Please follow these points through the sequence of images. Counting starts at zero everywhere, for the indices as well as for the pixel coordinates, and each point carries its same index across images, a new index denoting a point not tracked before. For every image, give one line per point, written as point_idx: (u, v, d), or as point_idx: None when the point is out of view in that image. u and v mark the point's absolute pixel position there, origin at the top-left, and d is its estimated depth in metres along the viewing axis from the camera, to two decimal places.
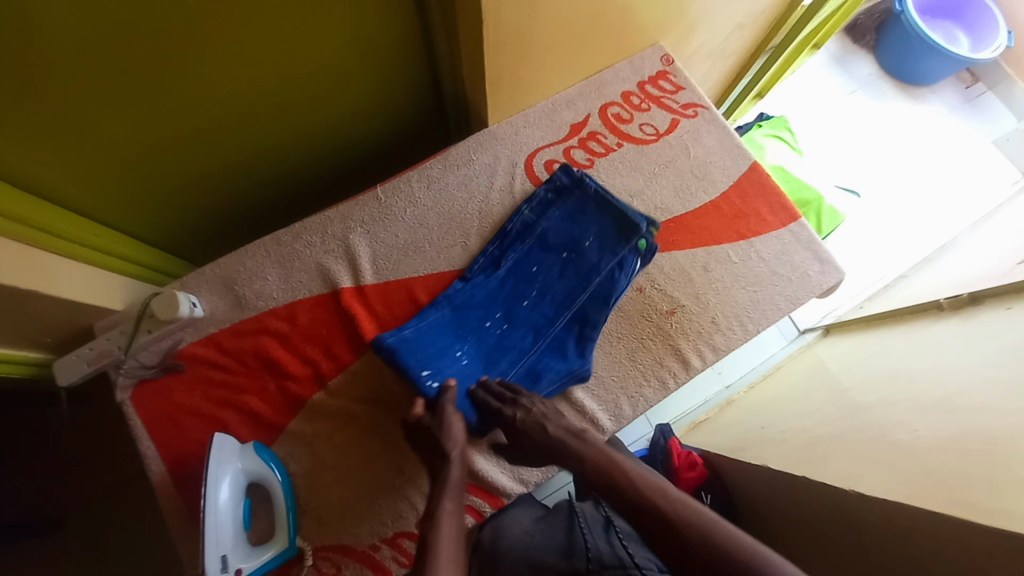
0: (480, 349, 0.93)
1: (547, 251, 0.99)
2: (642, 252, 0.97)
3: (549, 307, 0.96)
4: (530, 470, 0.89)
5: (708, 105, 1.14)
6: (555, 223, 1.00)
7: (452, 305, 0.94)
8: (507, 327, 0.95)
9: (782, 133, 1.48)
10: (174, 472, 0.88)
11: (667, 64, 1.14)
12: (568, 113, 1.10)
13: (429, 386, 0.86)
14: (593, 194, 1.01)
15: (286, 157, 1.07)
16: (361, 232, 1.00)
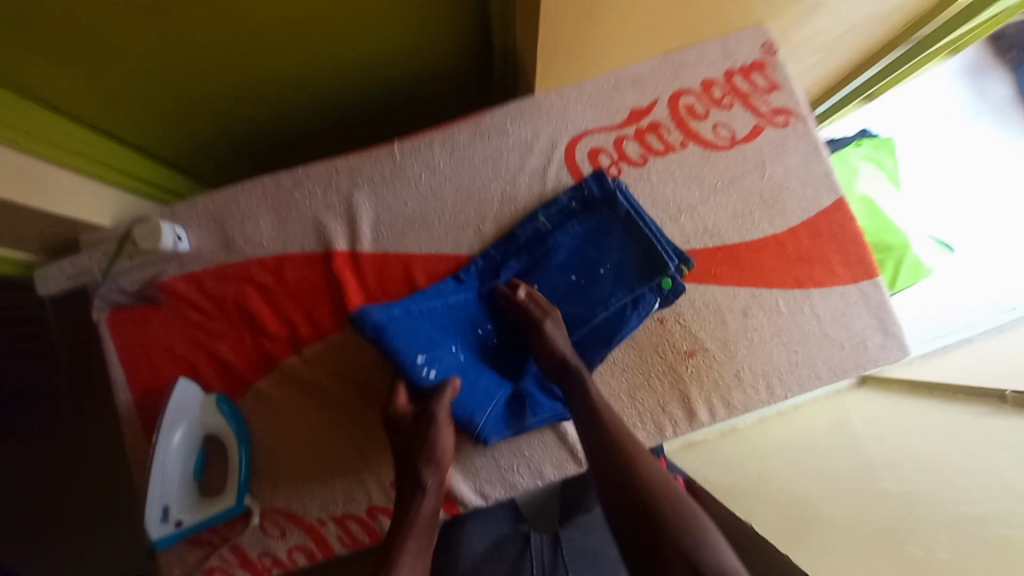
0: (470, 355, 0.84)
1: (559, 268, 0.89)
2: (664, 293, 0.85)
3: None
4: (493, 486, 0.83)
5: (804, 114, 0.93)
6: (569, 240, 0.89)
7: (447, 300, 0.84)
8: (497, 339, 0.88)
9: (882, 159, 1.23)
10: (139, 405, 0.86)
11: (767, 53, 0.92)
12: (631, 95, 0.92)
13: (423, 375, 0.78)
14: (623, 216, 0.88)
15: (304, 90, 0.94)
16: (369, 192, 0.89)
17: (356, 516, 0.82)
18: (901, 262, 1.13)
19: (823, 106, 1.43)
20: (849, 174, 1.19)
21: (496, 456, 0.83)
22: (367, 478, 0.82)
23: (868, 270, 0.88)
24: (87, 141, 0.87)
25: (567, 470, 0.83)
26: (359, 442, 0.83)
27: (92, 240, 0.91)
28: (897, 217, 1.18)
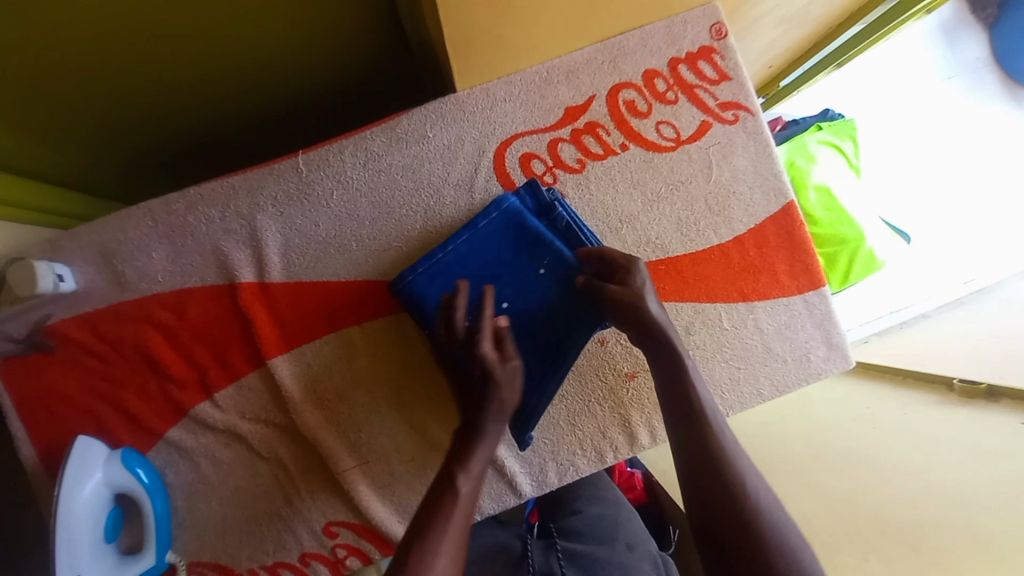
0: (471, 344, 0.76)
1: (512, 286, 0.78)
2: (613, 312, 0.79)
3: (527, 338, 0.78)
4: None
5: (756, 108, 0.84)
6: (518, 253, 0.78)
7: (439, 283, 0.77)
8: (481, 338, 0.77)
9: (843, 144, 1.17)
10: (47, 460, 0.81)
11: (717, 38, 0.82)
12: (566, 91, 0.83)
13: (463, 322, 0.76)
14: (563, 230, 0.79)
15: (189, 86, 0.81)
16: (273, 214, 0.79)
17: (288, 563, 0.80)
18: (855, 255, 1.10)
19: (786, 78, 1.33)
20: (808, 163, 1.13)
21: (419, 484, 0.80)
22: (296, 523, 0.79)
23: (815, 279, 0.83)
24: None
25: (505, 501, 0.81)
26: (286, 488, 0.79)
27: None
28: (855, 208, 1.14)
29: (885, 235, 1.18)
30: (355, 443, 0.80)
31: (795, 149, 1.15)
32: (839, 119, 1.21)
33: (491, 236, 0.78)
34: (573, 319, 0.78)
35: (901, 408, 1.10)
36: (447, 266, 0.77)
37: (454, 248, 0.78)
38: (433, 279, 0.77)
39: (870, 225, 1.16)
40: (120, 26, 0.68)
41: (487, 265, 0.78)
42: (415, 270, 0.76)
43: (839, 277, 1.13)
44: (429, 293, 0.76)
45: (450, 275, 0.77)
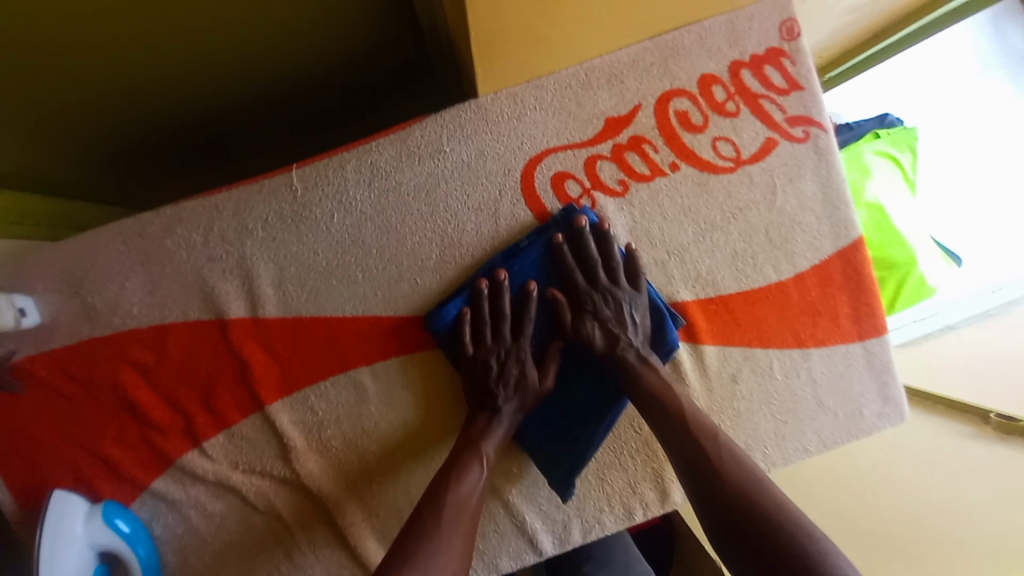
0: None
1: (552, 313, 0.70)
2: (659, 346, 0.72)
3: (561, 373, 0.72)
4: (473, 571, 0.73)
5: (827, 124, 0.73)
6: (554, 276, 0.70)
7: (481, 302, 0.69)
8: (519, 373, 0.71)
9: (901, 156, 1.06)
10: (25, 508, 0.72)
11: (788, 39, 0.71)
12: (607, 98, 0.70)
13: None
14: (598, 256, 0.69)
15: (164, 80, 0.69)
16: (263, 240, 0.68)
17: None
18: (905, 281, 1.01)
19: (835, 70, 1.19)
20: (861, 176, 1.02)
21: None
22: None
23: (876, 326, 0.75)
24: None
25: (524, 558, 0.74)
26: (286, 542, 0.72)
27: None
28: (909, 227, 1.04)
29: (937, 257, 1.08)
30: (361, 492, 0.71)
31: (848, 161, 1.04)
32: (898, 125, 1.09)
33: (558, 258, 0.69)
34: (615, 380, 0.69)
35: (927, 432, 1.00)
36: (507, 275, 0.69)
37: (518, 268, 0.69)
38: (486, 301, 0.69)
39: (923, 247, 1.05)
40: (75, 7, 0.55)
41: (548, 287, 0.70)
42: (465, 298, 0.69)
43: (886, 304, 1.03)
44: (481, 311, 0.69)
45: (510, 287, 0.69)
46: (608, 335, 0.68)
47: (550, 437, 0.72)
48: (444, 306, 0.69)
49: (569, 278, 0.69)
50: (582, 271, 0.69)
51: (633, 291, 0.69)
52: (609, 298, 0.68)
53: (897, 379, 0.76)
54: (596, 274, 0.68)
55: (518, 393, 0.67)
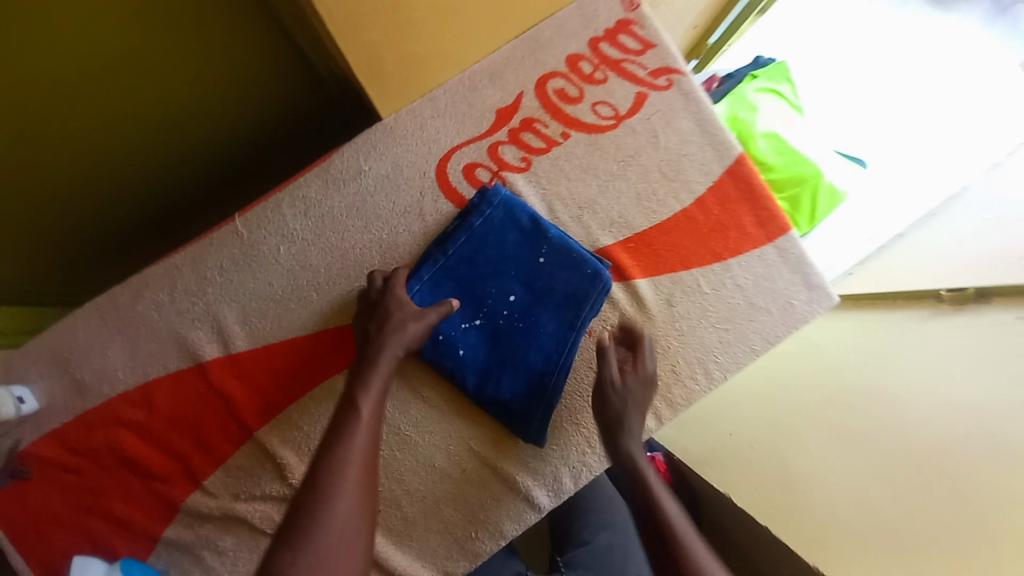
0: (478, 335, 0.77)
1: (510, 279, 0.77)
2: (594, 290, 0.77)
3: (519, 338, 0.77)
4: (479, 540, 0.77)
5: (686, 69, 0.85)
6: (492, 249, 0.76)
7: (430, 288, 0.75)
8: (475, 342, 0.77)
9: (780, 87, 1.18)
10: None
11: (631, 10, 0.83)
12: (492, 94, 0.81)
13: (465, 332, 0.76)
14: (526, 225, 0.77)
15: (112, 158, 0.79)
16: (222, 285, 0.76)
17: None
18: (816, 192, 1.11)
19: (714, 34, 1.34)
20: (750, 113, 1.13)
21: (454, 530, 0.77)
22: None
23: (780, 225, 0.83)
24: None
25: (527, 518, 0.78)
26: None
27: None
28: (806, 145, 1.14)
29: (841, 165, 1.18)
30: (394, 523, 0.76)
31: (735, 103, 1.15)
32: (771, 65, 1.22)
33: (489, 236, 0.76)
34: (556, 331, 0.77)
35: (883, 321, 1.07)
36: (454, 272, 0.76)
37: (454, 249, 0.76)
38: (433, 289, 0.76)
39: (826, 160, 1.15)
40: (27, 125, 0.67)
41: (491, 261, 0.77)
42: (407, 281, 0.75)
43: (807, 217, 1.13)
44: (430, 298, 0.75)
45: (514, 324, 0.77)
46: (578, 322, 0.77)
47: (522, 398, 0.77)
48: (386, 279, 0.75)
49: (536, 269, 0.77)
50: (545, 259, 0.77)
51: (591, 266, 0.77)
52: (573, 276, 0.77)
53: (813, 270, 0.84)
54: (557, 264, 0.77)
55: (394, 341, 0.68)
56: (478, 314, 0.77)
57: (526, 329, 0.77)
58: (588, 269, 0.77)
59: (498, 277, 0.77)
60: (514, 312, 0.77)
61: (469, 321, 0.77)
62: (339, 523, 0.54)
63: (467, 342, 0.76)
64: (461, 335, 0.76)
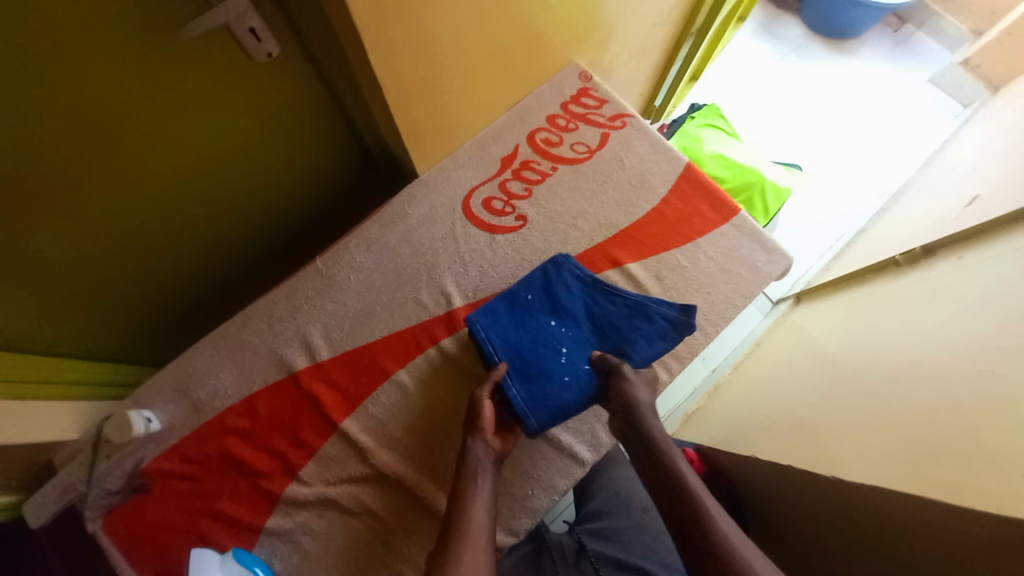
0: (581, 351, 0.92)
1: (538, 314, 0.95)
2: (585, 276, 0.98)
3: (598, 323, 0.95)
4: (536, 496, 0.88)
5: (634, 114, 1.16)
6: (506, 326, 0.93)
7: (522, 373, 0.88)
8: (584, 356, 0.92)
9: (716, 122, 1.50)
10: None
11: (587, 81, 1.17)
12: (497, 148, 1.11)
13: (568, 360, 0.91)
14: (505, 297, 0.96)
15: (222, 237, 1.05)
16: (309, 309, 0.98)
17: None
18: (765, 192, 1.35)
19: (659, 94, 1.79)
20: (696, 143, 1.44)
21: (513, 491, 0.89)
22: (403, 566, 0.84)
23: (732, 208, 1.07)
24: (53, 365, 0.95)
25: (573, 473, 0.90)
26: (384, 533, 0.86)
27: (67, 455, 0.91)
28: (747, 160, 1.42)
29: (780, 170, 1.46)
30: None
31: (683, 138, 1.47)
32: (704, 108, 1.56)
33: (499, 323, 0.93)
34: (591, 298, 0.97)
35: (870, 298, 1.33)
36: (514, 354, 0.90)
37: (499, 354, 0.90)
38: (529, 382, 0.87)
39: (766, 168, 1.43)
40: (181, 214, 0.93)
41: (519, 332, 0.93)
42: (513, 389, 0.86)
43: (762, 212, 1.37)
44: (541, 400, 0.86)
45: (583, 321, 0.95)
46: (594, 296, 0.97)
47: (637, 329, 0.94)
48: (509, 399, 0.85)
49: (539, 303, 0.96)
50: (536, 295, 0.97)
51: (572, 276, 0.98)
52: (570, 288, 0.97)
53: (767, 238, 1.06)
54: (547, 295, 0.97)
55: (478, 442, 0.81)
56: (560, 352, 0.91)
57: (580, 320, 0.95)
58: (548, 269, 0.99)
59: (534, 326, 0.93)
60: (564, 323, 0.95)
61: (562, 356, 0.91)
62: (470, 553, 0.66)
63: (576, 366, 0.90)
64: (569, 367, 0.90)
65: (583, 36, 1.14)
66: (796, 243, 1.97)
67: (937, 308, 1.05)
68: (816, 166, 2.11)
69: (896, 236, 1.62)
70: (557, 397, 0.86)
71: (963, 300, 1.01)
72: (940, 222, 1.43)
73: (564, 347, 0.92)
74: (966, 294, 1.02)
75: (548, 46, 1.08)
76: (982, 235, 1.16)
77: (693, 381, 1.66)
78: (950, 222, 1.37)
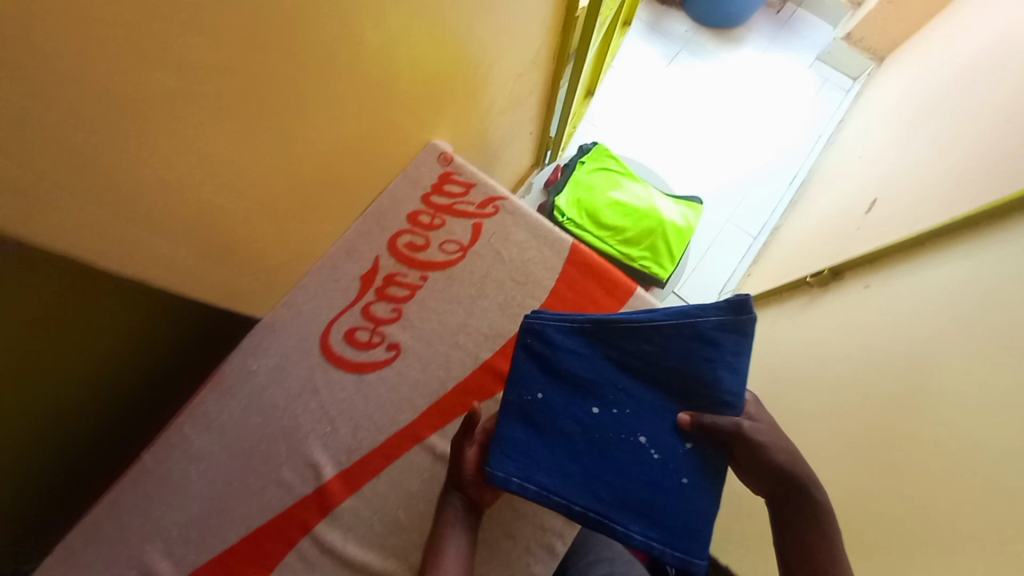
0: (656, 418, 0.74)
1: (556, 406, 0.74)
2: (585, 327, 0.80)
3: (650, 380, 0.76)
4: None
5: (506, 193, 1.02)
6: (540, 450, 0.71)
7: (611, 496, 0.69)
8: (665, 424, 0.73)
9: (608, 163, 1.40)
10: None
11: (447, 164, 1.02)
12: (353, 265, 0.94)
13: (643, 439, 0.72)
14: (512, 410, 0.74)
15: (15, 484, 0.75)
16: (143, 527, 0.78)
17: None
18: (667, 236, 1.29)
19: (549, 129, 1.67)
20: (589, 192, 1.33)
21: None
22: None
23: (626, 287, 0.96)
24: None
25: None
26: None
27: None
28: (646, 202, 1.33)
29: (680, 206, 1.38)
30: None
31: (575, 188, 1.35)
32: (594, 148, 1.45)
33: (523, 445, 0.71)
34: (609, 360, 0.78)
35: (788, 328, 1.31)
36: (587, 470, 0.70)
37: (576, 501, 0.68)
38: (619, 500, 0.69)
39: (666, 207, 1.35)
40: None
41: (574, 443, 0.72)
42: (628, 530, 0.67)
43: (668, 258, 1.29)
44: (673, 525, 0.67)
45: (639, 385, 0.76)
46: (624, 353, 0.77)
47: (689, 355, 0.74)
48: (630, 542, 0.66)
49: (558, 386, 0.76)
50: (540, 368, 0.77)
51: (567, 347, 0.78)
52: (566, 353, 0.78)
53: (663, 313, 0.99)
54: (543, 368, 0.76)
55: (456, 494, 0.74)
56: (634, 436, 0.72)
57: (623, 384, 0.76)
58: (529, 341, 0.80)
59: (586, 427, 0.73)
60: (607, 402, 0.75)
61: (640, 441, 0.72)
62: None
63: (670, 443, 0.72)
64: (658, 444, 0.72)
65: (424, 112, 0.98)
66: (716, 254, 1.96)
67: (850, 357, 1.01)
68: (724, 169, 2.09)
69: (806, 243, 1.60)
70: (682, 507, 0.68)
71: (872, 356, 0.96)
72: (847, 234, 1.41)
73: (641, 434, 0.72)
74: (874, 344, 0.97)
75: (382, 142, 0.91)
76: (883, 262, 1.12)
77: None
78: (856, 235, 1.35)
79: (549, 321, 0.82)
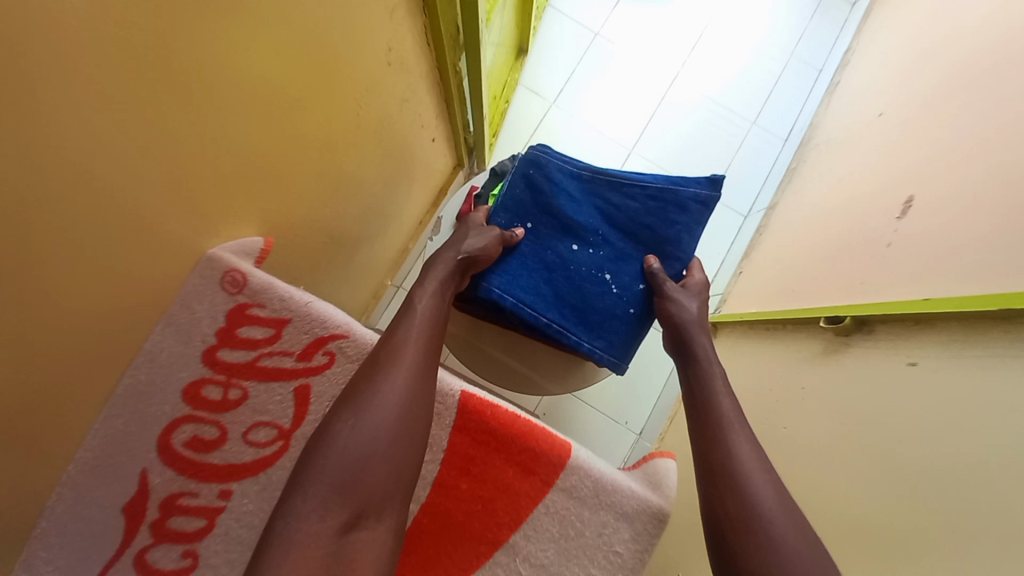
0: (609, 259, 0.97)
1: (559, 235, 0.96)
2: (539, 166, 0.98)
3: (612, 232, 0.98)
4: None
5: (345, 329, 0.68)
6: (536, 255, 0.95)
7: (568, 302, 0.94)
8: (608, 264, 0.96)
9: None
10: None
11: (238, 289, 0.65)
12: (98, 500, 0.61)
13: (632, 263, 0.97)
14: (506, 222, 0.97)
15: None
16: None
17: None
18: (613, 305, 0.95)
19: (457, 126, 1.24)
20: None
21: None
22: None
23: (545, 482, 0.66)
24: None
25: None
26: None
27: None
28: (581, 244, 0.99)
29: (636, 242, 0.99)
30: None
31: None
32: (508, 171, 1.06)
33: (541, 251, 0.95)
34: (613, 213, 0.98)
35: (792, 377, 0.99)
36: (566, 277, 0.94)
37: (550, 289, 0.94)
38: (581, 300, 0.94)
39: None
40: None
41: (557, 257, 0.95)
42: (583, 344, 0.93)
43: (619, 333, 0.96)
44: (611, 331, 0.94)
45: (617, 238, 0.98)
46: (621, 208, 0.98)
47: (654, 228, 0.98)
48: (590, 350, 0.93)
49: (545, 216, 0.97)
50: (545, 198, 0.97)
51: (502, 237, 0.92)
52: (571, 196, 0.98)
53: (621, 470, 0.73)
54: (602, 193, 0.99)
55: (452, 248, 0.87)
56: (604, 267, 0.96)
57: (602, 230, 0.97)
58: (532, 172, 0.98)
59: (561, 261, 0.95)
60: (586, 243, 0.97)
61: (602, 273, 0.96)
62: (385, 400, 0.61)
63: (641, 270, 0.97)
64: (629, 278, 0.96)
65: (156, 257, 0.56)
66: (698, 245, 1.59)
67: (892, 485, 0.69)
68: (695, 135, 1.68)
69: (810, 240, 1.22)
70: (612, 312, 0.95)
71: (893, 523, 0.64)
72: (869, 236, 1.03)
73: (603, 270, 0.96)
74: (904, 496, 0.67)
75: (83, 358, 0.50)
76: (932, 334, 0.75)
77: (615, 452, 1.38)
78: (884, 245, 0.97)
79: (566, 162, 1.00)
